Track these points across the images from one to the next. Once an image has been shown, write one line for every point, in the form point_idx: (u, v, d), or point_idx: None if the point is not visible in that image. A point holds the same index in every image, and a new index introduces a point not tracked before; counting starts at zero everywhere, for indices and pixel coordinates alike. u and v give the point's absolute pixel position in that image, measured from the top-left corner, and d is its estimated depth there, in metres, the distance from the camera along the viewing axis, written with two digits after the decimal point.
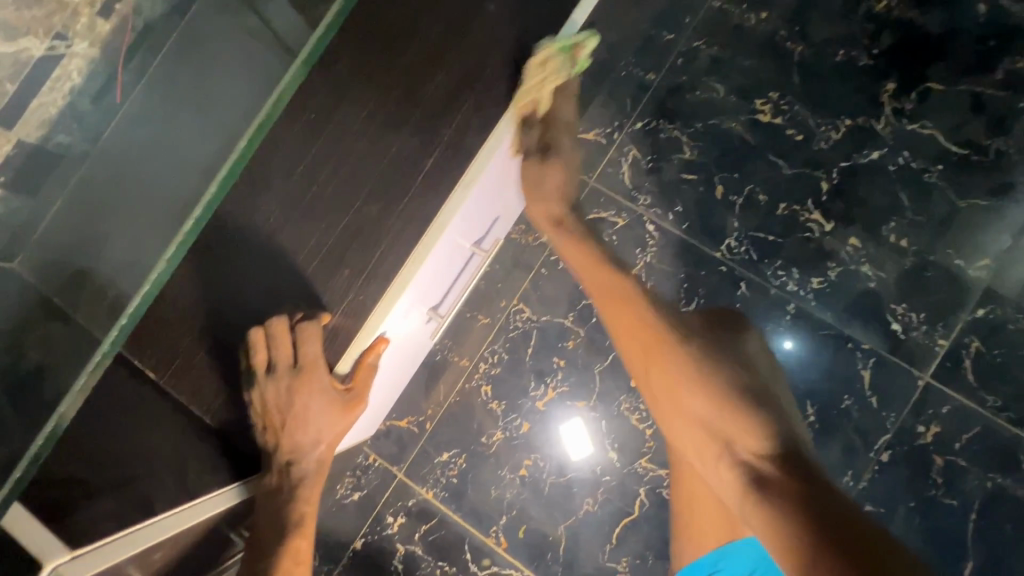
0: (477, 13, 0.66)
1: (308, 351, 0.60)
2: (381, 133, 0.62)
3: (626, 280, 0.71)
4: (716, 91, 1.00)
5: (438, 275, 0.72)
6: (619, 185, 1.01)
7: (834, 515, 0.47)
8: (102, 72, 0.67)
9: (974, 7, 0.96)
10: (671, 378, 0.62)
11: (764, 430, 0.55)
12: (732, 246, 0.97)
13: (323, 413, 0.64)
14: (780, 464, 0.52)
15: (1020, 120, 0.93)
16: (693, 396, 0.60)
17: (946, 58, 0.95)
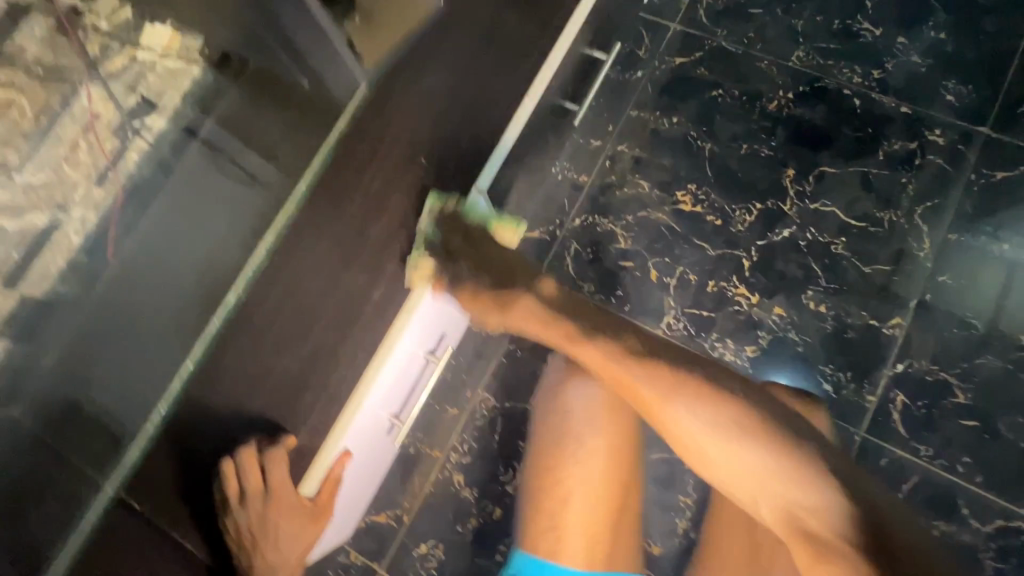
0: (412, 165, 0.76)
1: (276, 474, 0.70)
2: (335, 271, 0.72)
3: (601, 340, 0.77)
4: (641, 187, 1.14)
5: (394, 388, 0.82)
6: (565, 275, 1.12)
7: (879, 552, 0.54)
8: (98, 232, 0.74)
9: (850, 101, 1.12)
10: (688, 434, 0.68)
11: (793, 478, 0.60)
12: (671, 323, 1.07)
13: (292, 528, 0.74)
14: (822, 510, 0.58)
15: (905, 194, 1.06)
16: (712, 453, 0.66)
17: (833, 145, 1.10)
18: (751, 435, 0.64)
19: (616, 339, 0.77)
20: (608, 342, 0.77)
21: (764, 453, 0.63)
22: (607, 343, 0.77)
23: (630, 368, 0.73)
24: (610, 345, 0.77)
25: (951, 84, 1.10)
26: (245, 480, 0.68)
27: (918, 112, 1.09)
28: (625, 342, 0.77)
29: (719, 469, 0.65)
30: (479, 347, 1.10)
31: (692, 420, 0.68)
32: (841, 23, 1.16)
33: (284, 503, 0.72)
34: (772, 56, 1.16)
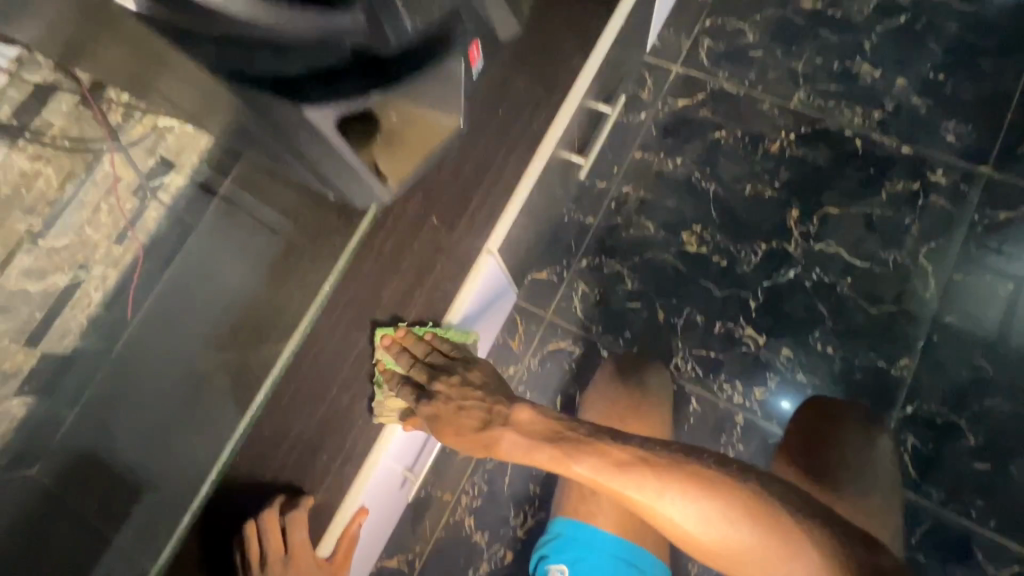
0: (423, 225, 0.76)
1: (296, 535, 0.69)
2: (349, 331, 0.72)
3: (577, 457, 0.71)
4: (647, 228, 1.15)
5: (406, 448, 0.88)
6: (572, 317, 1.13)
7: None
8: (116, 287, 0.67)
9: (851, 142, 1.14)
10: (697, 540, 0.64)
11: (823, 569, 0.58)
12: (679, 365, 1.08)
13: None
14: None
15: (909, 234, 1.07)
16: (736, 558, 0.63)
17: (836, 186, 1.12)
18: (757, 534, 0.61)
19: (597, 449, 0.71)
20: (587, 456, 0.71)
21: (778, 552, 0.60)
22: (594, 452, 0.71)
23: (626, 483, 0.67)
24: (592, 465, 0.70)
25: (951, 124, 1.12)
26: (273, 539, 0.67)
27: (919, 153, 1.11)
28: (613, 451, 0.70)
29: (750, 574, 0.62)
30: None
31: (696, 528, 0.64)
32: (841, 65, 1.18)
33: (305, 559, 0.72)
34: (774, 98, 1.19)
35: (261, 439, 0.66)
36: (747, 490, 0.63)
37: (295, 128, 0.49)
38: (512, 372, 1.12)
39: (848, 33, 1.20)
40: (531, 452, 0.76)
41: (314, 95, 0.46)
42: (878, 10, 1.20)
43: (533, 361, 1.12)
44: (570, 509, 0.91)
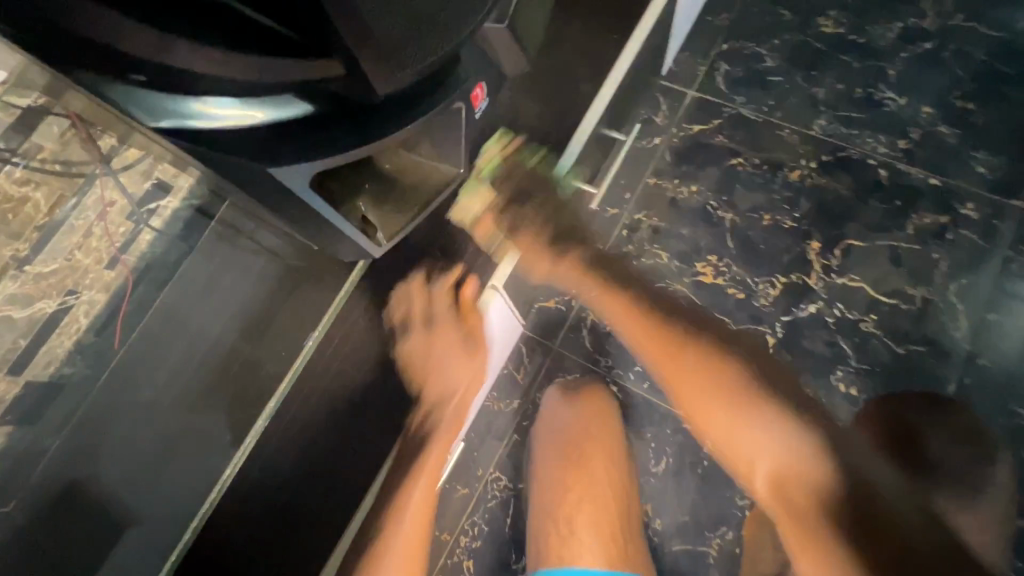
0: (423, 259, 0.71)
1: (438, 308, 0.76)
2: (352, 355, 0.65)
3: (646, 308, 0.86)
4: (660, 257, 1.11)
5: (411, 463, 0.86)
6: (580, 348, 1.08)
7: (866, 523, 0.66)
8: (108, 308, 0.56)
9: (875, 171, 1.09)
10: (728, 391, 0.76)
11: (812, 445, 0.70)
12: None
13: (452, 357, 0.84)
14: (811, 464, 0.69)
15: (938, 270, 1.02)
16: (767, 433, 0.73)
17: (859, 218, 1.07)
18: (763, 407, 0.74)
19: (677, 319, 0.84)
20: (656, 312, 0.85)
21: (773, 411, 0.73)
22: (658, 320, 0.84)
23: (683, 355, 0.81)
24: (660, 315, 0.85)
25: (981, 155, 1.07)
26: (417, 297, 0.73)
27: (947, 185, 1.06)
28: (698, 333, 0.83)
29: (756, 444, 0.73)
30: (490, 422, 1.07)
31: (732, 371, 0.77)
32: (863, 92, 1.14)
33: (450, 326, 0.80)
34: (793, 125, 1.14)
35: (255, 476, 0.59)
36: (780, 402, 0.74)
37: (264, 191, 0.44)
38: (516, 405, 1.07)
39: (871, 60, 1.16)
40: (614, 309, 0.88)
41: (285, 154, 0.42)
42: (902, 36, 1.16)
43: (538, 395, 1.07)
44: (547, 556, 0.94)
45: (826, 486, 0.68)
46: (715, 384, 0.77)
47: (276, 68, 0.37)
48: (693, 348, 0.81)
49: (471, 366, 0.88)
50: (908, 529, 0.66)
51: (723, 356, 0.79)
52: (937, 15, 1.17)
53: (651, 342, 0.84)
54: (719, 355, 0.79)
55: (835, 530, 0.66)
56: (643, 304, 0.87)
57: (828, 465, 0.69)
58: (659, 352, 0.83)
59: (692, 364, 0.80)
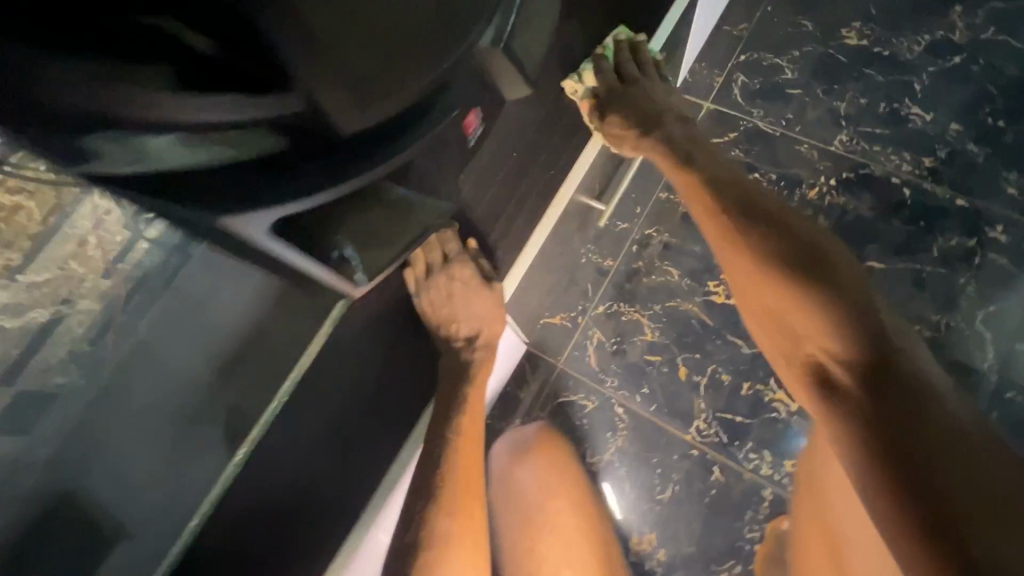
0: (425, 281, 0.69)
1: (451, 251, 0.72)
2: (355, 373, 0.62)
3: (719, 201, 0.70)
4: (671, 275, 1.07)
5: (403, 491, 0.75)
6: (586, 367, 1.05)
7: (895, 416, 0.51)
8: None
9: (899, 191, 1.04)
10: (743, 282, 0.69)
11: (843, 334, 0.58)
12: (702, 428, 0.98)
13: (476, 307, 0.76)
14: (853, 354, 0.57)
15: (966, 296, 0.97)
16: (794, 304, 0.63)
17: (880, 239, 1.02)
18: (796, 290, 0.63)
19: (740, 199, 0.70)
20: (726, 196, 0.71)
21: (808, 288, 0.62)
22: (704, 209, 0.72)
23: (736, 245, 0.68)
24: (714, 194, 0.71)
25: (1012, 176, 1.02)
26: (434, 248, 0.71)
27: (975, 206, 1.01)
28: (730, 213, 0.70)
29: (786, 323, 0.64)
30: (490, 441, 1.03)
31: (761, 263, 0.66)
32: (888, 107, 1.10)
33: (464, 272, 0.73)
34: (813, 140, 1.10)
35: (248, 499, 0.55)
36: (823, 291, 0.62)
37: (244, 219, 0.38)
38: (518, 424, 1.04)
39: (897, 73, 1.11)
40: (693, 204, 0.73)
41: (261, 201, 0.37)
42: (929, 50, 1.12)
43: (542, 414, 1.04)
44: None
45: (886, 408, 0.52)
46: (773, 282, 0.64)
47: (258, 107, 0.31)
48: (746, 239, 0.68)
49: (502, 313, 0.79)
50: (969, 484, 0.46)
51: (774, 236, 0.66)
52: (967, 28, 1.12)
53: (710, 221, 0.71)
54: (779, 248, 0.65)
55: (865, 417, 0.52)
56: (713, 185, 0.72)
57: (888, 393, 0.53)
58: (723, 246, 0.70)
59: (756, 262, 0.66)
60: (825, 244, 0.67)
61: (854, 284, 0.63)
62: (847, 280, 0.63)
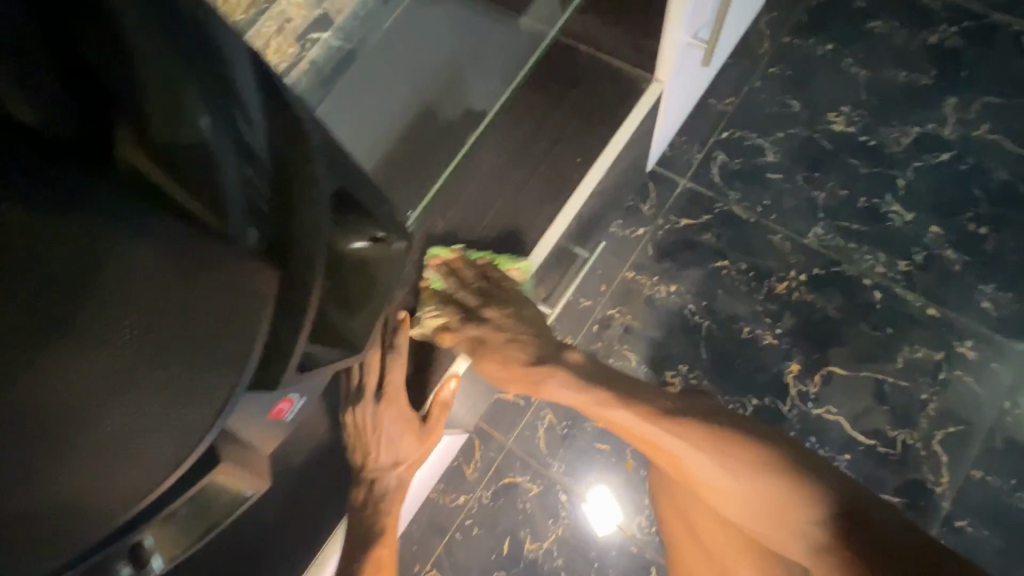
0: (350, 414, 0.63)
1: (394, 380, 0.66)
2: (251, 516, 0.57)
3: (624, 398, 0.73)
4: (629, 359, 1.05)
5: None
6: (534, 449, 1.04)
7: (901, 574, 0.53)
8: None
9: (869, 293, 1.01)
10: (700, 484, 0.65)
11: (821, 502, 0.59)
12: (642, 525, 0.99)
13: (404, 441, 0.70)
14: (840, 528, 0.57)
15: (926, 414, 0.94)
16: (709, 475, 0.64)
17: (845, 343, 0.99)
18: (746, 460, 0.63)
19: (645, 393, 0.73)
20: (637, 395, 0.73)
21: (759, 469, 0.62)
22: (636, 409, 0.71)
23: (681, 455, 0.66)
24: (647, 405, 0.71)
25: (988, 289, 0.98)
26: (372, 373, 0.64)
27: (947, 318, 0.98)
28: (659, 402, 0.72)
29: (729, 504, 0.64)
30: (433, 516, 1.03)
31: (684, 455, 0.66)
32: (868, 202, 1.06)
33: (396, 407, 0.68)
34: (787, 230, 1.07)
35: None
36: (756, 455, 0.63)
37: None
38: (461, 502, 1.03)
39: (881, 167, 1.07)
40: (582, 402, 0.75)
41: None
42: (918, 143, 1.07)
43: (485, 493, 1.03)
44: None
45: None
46: (749, 470, 0.62)
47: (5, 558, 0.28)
48: (670, 422, 0.68)
49: (424, 447, 0.74)
50: None
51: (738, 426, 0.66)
52: (959, 123, 1.07)
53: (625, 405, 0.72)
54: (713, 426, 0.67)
55: None
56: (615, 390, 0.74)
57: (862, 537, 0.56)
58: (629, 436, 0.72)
59: (712, 459, 0.64)
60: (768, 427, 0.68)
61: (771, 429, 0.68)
62: (776, 438, 0.66)
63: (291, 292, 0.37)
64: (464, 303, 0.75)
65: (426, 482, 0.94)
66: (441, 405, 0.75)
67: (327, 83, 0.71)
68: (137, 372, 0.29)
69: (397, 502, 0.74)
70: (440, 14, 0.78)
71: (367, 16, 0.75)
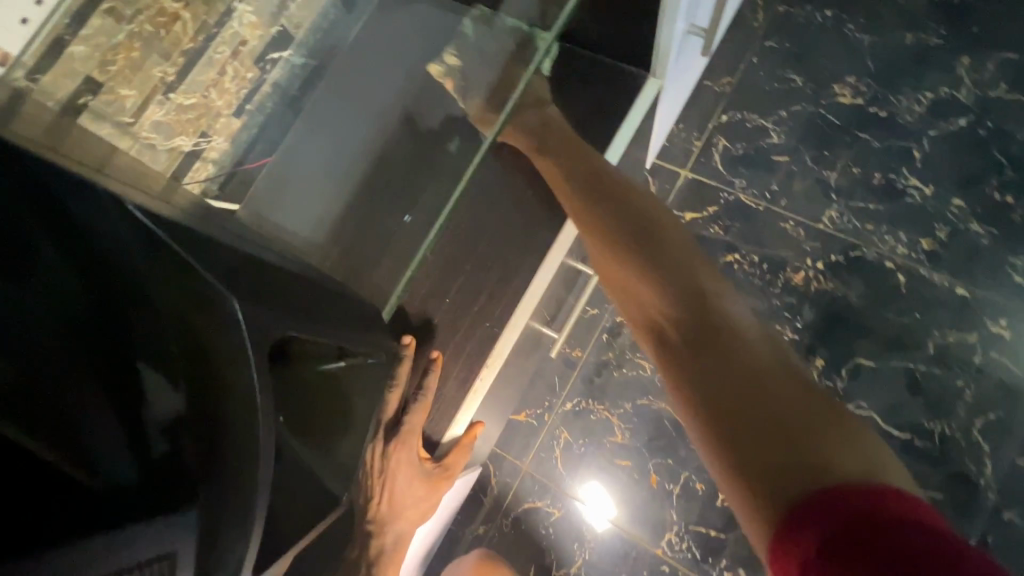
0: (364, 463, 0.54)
1: (413, 421, 0.62)
2: None
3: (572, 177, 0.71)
4: (643, 368, 0.99)
5: None
6: (552, 472, 0.99)
7: (731, 401, 0.53)
8: None
9: (892, 275, 0.95)
10: (598, 257, 0.73)
11: (671, 296, 0.63)
12: (673, 542, 0.94)
13: (412, 483, 0.65)
14: (678, 319, 0.62)
15: (962, 402, 0.89)
16: (596, 250, 0.73)
17: (870, 332, 0.94)
18: (636, 257, 0.68)
19: (590, 187, 0.71)
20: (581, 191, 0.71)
21: (637, 260, 0.68)
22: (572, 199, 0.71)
23: (594, 229, 0.71)
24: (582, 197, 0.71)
25: (1020, 262, 0.92)
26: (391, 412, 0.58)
27: (976, 297, 0.92)
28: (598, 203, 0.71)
29: (605, 272, 0.72)
30: (455, 550, 1.00)
31: (597, 238, 0.72)
32: (883, 178, 0.99)
33: (406, 449, 0.62)
34: (799, 215, 1.01)
35: None
36: (625, 239, 0.70)
37: None
38: (481, 531, 0.99)
39: (894, 138, 1.00)
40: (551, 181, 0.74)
41: None
42: (932, 110, 1.00)
43: (506, 521, 0.99)
44: None
45: (714, 391, 0.54)
46: (627, 278, 0.68)
47: None
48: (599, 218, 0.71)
49: (431, 496, 0.69)
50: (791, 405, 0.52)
51: (646, 264, 0.67)
52: (975, 85, 1.00)
53: (593, 239, 0.73)
54: (625, 246, 0.70)
55: (721, 441, 0.52)
56: (570, 170, 0.71)
57: (697, 340, 0.59)
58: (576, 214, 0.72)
59: (609, 251, 0.70)
60: (689, 281, 0.65)
61: (676, 268, 0.67)
62: (673, 282, 0.64)
63: (208, 499, 0.29)
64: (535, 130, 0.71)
65: (443, 515, 0.89)
66: (464, 444, 0.73)
67: (297, 106, 0.66)
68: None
69: (391, 558, 0.66)
70: (411, 27, 0.70)
71: (330, 28, 0.68)
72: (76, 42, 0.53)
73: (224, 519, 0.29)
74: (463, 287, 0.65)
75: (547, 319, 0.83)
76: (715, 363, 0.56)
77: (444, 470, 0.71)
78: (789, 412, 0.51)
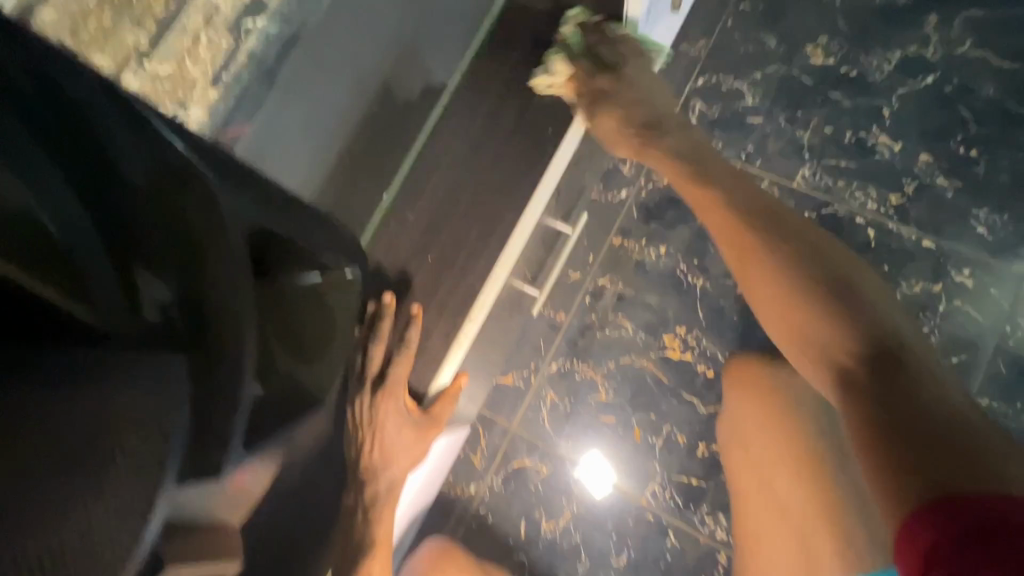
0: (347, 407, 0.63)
1: (396, 374, 0.65)
2: None
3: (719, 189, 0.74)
4: (625, 329, 1.02)
5: None
6: (540, 431, 1.02)
7: (914, 429, 0.50)
8: None
9: (862, 230, 0.99)
10: (746, 274, 0.70)
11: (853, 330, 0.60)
12: (657, 492, 0.98)
13: (401, 435, 0.68)
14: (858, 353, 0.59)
15: None
16: (755, 271, 0.69)
17: None
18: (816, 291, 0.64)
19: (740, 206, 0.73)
20: (731, 208, 0.73)
21: (815, 291, 0.64)
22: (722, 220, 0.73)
23: (746, 239, 0.71)
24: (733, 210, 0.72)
25: (983, 213, 0.96)
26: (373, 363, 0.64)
27: (942, 248, 0.96)
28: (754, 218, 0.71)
29: (761, 292, 0.68)
30: (448, 510, 1.03)
31: (757, 259, 0.69)
32: (854, 136, 1.02)
33: (396, 401, 0.66)
34: (774, 175, 1.03)
35: None
36: (798, 273, 0.66)
37: None
38: (472, 491, 1.03)
39: (864, 97, 1.03)
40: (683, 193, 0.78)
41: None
42: (900, 68, 1.03)
43: (496, 480, 1.02)
44: None
45: (899, 415, 0.51)
46: (794, 302, 0.65)
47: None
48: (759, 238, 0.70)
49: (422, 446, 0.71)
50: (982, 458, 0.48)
51: (827, 294, 0.64)
52: (942, 42, 1.02)
53: (735, 252, 0.72)
54: (801, 278, 0.66)
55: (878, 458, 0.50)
56: (722, 190, 0.74)
57: (875, 368, 0.57)
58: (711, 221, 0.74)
59: (765, 268, 0.68)
60: (881, 327, 0.61)
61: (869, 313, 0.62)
62: (860, 322, 0.61)
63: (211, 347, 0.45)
64: (641, 121, 0.81)
65: (435, 475, 0.94)
66: (449, 395, 0.73)
67: (273, 76, 0.64)
68: (58, 470, 0.34)
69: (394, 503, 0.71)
70: None
71: None
72: (44, 6, 0.55)
73: (218, 367, 0.44)
74: (444, 245, 0.67)
75: (528, 279, 0.86)
76: (903, 396, 0.53)
77: (435, 420, 0.71)
78: (968, 455, 0.48)
